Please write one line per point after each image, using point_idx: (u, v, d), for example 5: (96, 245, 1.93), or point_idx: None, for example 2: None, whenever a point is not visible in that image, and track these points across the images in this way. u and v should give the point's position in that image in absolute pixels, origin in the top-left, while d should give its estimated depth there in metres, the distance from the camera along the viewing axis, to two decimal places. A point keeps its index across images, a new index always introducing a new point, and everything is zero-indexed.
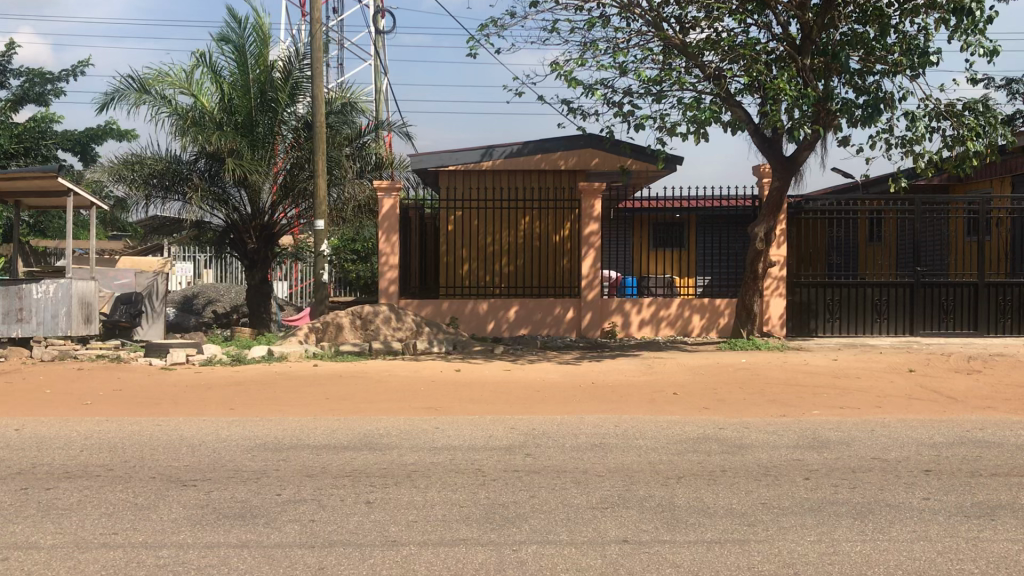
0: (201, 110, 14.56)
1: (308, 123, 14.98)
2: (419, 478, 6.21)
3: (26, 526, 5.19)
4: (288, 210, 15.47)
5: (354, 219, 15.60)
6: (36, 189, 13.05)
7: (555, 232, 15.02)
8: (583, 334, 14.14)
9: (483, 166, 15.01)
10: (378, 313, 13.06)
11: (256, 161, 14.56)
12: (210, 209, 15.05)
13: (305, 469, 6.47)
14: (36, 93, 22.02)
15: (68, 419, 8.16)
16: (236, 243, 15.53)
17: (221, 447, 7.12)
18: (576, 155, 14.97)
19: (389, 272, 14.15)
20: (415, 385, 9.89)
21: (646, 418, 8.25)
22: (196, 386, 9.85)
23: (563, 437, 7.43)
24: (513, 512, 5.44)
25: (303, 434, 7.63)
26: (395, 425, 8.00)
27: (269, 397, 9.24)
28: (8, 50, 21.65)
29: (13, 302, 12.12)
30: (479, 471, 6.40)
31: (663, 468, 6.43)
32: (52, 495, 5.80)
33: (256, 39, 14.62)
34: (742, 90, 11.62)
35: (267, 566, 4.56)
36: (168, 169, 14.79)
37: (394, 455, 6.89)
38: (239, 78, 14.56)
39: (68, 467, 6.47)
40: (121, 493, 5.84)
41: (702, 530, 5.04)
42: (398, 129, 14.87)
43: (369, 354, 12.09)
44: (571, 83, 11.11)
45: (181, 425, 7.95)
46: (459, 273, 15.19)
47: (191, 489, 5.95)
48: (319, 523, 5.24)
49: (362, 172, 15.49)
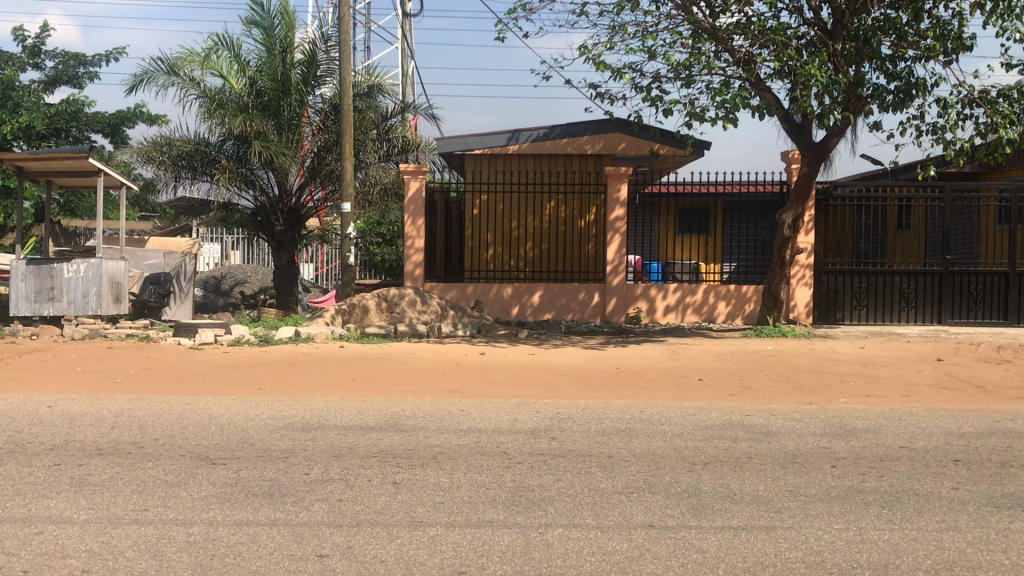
0: (228, 92, 14.58)
1: (335, 106, 15.02)
2: (445, 460, 6.25)
3: (61, 500, 5.29)
4: (315, 192, 15.49)
5: (380, 202, 15.62)
6: (67, 171, 13.24)
7: (581, 216, 14.96)
8: (608, 319, 14.10)
9: (509, 150, 15.00)
10: (404, 297, 13.02)
11: (283, 144, 14.61)
12: (239, 190, 15.11)
13: (333, 449, 6.53)
14: (69, 75, 22.18)
15: (99, 397, 8.26)
16: (264, 225, 15.58)
17: (249, 426, 7.19)
18: (604, 139, 14.91)
19: (414, 255, 14.13)
20: (439, 367, 9.94)
21: (671, 403, 8.25)
22: (224, 366, 9.94)
23: (589, 422, 7.44)
24: (539, 495, 5.47)
25: (331, 414, 7.68)
26: (421, 406, 8.05)
27: (297, 377, 9.32)
28: (43, 31, 21.76)
29: (45, 282, 12.33)
30: (504, 454, 6.44)
31: (689, 454, 6.43)
32: (85, 470, 5.89)
33: (282, 21, 14.62)
34: (771, 75, 11.48)
35: (296, 544, 4.62)
36: (196, 150, 14.89)
37: (419, 436, 6.93)
38: (265, 59, 14.56)
39: (100, 444, 6.57)
40: (153, 470, 5.94)
41: (729, 516, 5.05)
42: (424, 111, 14.81)
43: (395, 336, 12.20)
44: (599, 67, 11.00)
45: (210, 404, 8.04)
46: (485, 257, 15.18)
47: (220, 467, 6.03)
48: (347, 503, 5.30)
49: (387, 156, 15.51)
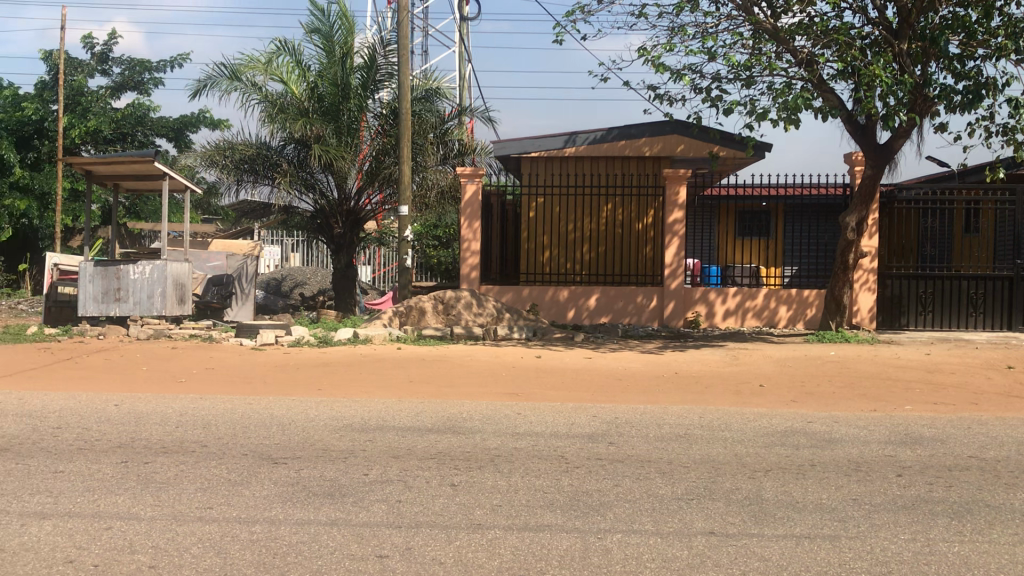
0: (289, 97, 14.79)
1: (394, 111, 15.18)
2: (503, 463, 6.24)
3: (128, 497, 5.41)
4: (373, 196, 15.62)
5: (437, 205, 15.71)
6: (134, 175, 13.57)
7: (639, 219, 14.80)
8: (666, 323, 13.98)
9: (565, 152, 14.98)
10: (460, 299, 13.06)
11: (342, 148, 14.77)
12: (300, 194, 15.32)
13: (392, 450, 6.57)
14: (135, 81, 22.72)
15: (164, 395, 8.44)
16: (323, 228, 15.76)
17: (309, 426, 7.28)
18: (662, 141, 14.80)
19: (470, 257, 14.19)
20: (496, 370, 9.95)
21: (731, 408, 8.15)
22: (284, 366, 10.07)
23: (647, 427, 7.37)
24: (597, 500, 5.44)
25: (389, 415, 7.73)
26: (478, 409, 8.06)
27: (355, 378, 9.40)
28: (110, 39, 22.31)
29: (112, 283, 12.69)
30: (562, 458, 6.41)
31: (750, 460, 6.33)
32: (151, 468, 6.02)
33: (342, 27, 14.78)
34: (834, 76, 11.28)
35: (356, 544, 4.65)
36: (258, 154, 15.12)
37: (477, 439, 6.93)
38: (325, 64, 14.73)
39: (165, 442, 6.70)
40: (216, 468, 6.03)
41: (791, 524, 4.96)
42: (481, 114, 14.85)
43: (451, 338, 12.24)
44: (658, 69, 10.91)
45: (271, 404, 8.15)
46: (541, 260, 15.16)
47: (282, 466, 6.11)
48: (406, 504, 5.33)
49: (444, 159, 15.59)
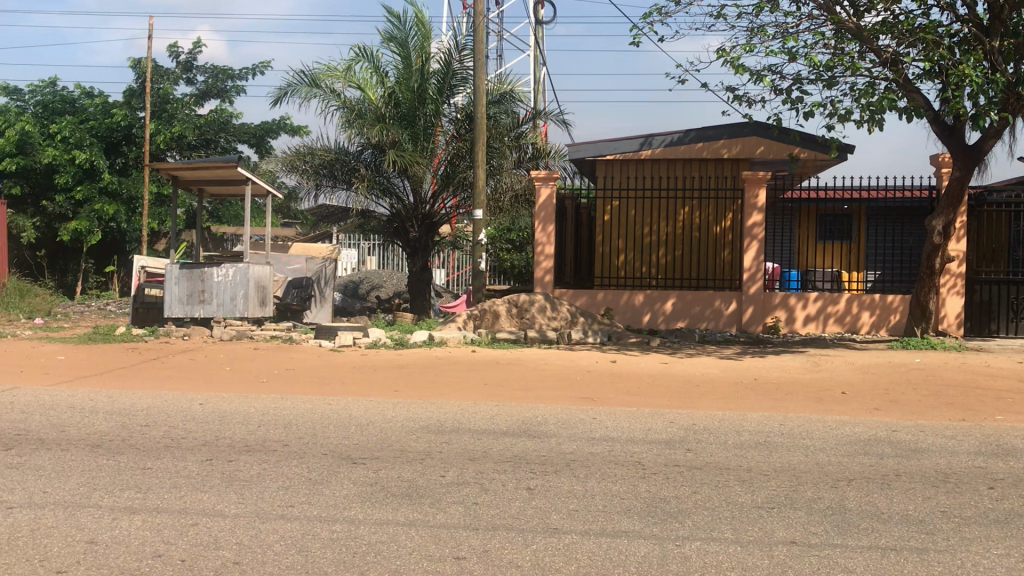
0: (367, 103, 15.02)
1: (469, 115, 15.27)
2: (579, 468, 6.22)
3: (213, 494, 5.54)
4: (448, 200, 15.74)
5: (511, 209, 15.78)
6: (217, 180, 13.93)
7: (716, 223, 14.64)
8: (745, 329, 13.76)
9: (641, 155, 14.87)
10: (535, 303, 13.06)
11: (418, 153, 14.93)
12: (376, 198, 15.53)
13: (468, 452, 6.61)
14: (218, 89, 23.33)
15: (247, 395, 8.64)
16: (399, 232, 15.95)
17: (387, 427, 7.36)
18: (741, 143, 14.59)
19: (545, 261, 14.19)
20: (571, 374, 9.92)
21: (811, 416, 7.98)
22: (362, 368, 10.21)
23: (725, 434, 7.27)
24: (675, 507, 5.37)
25: (465, 418, 7.78)
26: (553, 413, 8.05)
27: (430, 380, 9.49)
28: (195, 48, 22.95)
29: (197, 285, 13.05)
30: (639, 464, 6.35)
31: (832, 469, 6.18)
32: (234, 466, 6.16)
33: (417, 33, 14.91)
34: (921, 75, 10.97)
35: (434, 546, 4.68)
36: (336, 160, 15.38)
37: (553, 443, 6.92)
38: (401, 70, 14.91)
39: (248, 441, 6.85)
40: (297, 467, 6.14)
41: (877, 535, 4.83)
42: (555, 117, 14.85)
43: (525, 342, 12.26)
44: (737, 70, 10.76)
45: (350, 404, 8.28)
46: (616, 263, 15.07)
47: (361, 466, 6.19)
48: (483, 506, 5.34)
49: (519, 163, 15.63)
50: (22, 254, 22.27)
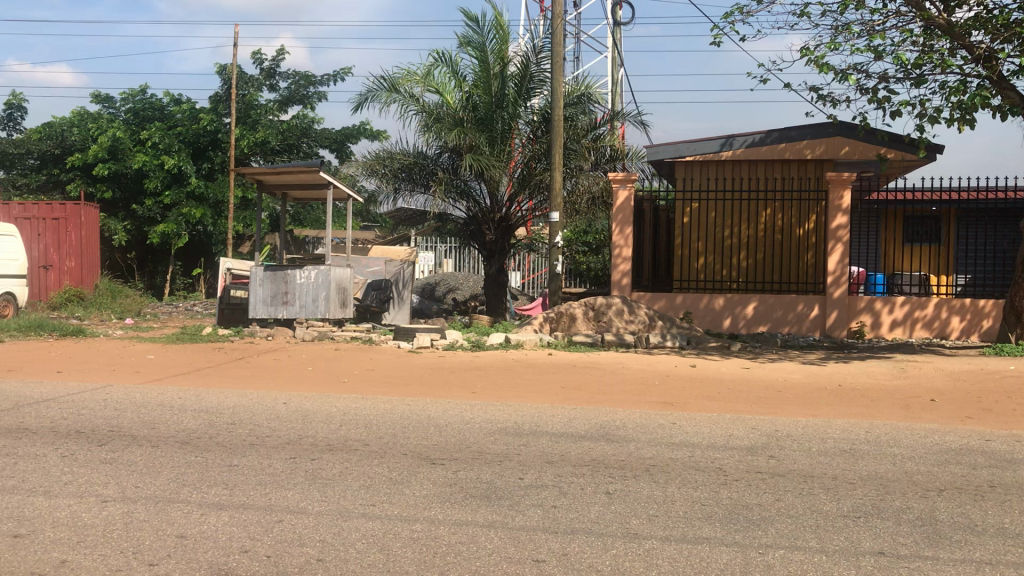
0: (445, 106, 15.16)
1: (546, 117, 15.29)
2: (659, 473, 6.16)
3: (297, 492, 5.65)
4: (524, 202, 15.77)
5: (588, 211, 15.73)
6: (300, 183, 14.21)
7: (799, 225, 14.38)
8: (829, 334, 13.44)
9: (722, 156, 14.66)
10: (612, 306, 12.99)
11: (495, 156, 15.00)
12: (454, 201, 15.66)
13: (546, 455, 6.61)
14: (301, 95, 23.83)
15: (328, 395, 8.80)
16: (476, 234, 16.06)
17: (465, 428, 7.41)
18: (825, 144, 14.29)
19: (622, 263, 14.10)
20: (650, 379, 9.84)
21: (899, 424, 7.75)
22: (440, 369, 10.30)
23: (809, 440, 7.11)
24: (757, 515, 5.27)
25: (543, 421, 7.77)
26: (632, 417, 7.99)
27: (508, 383, 9.52)
28: (278, 55, 23.49)
29: (281, 287, 13.35)
30: (720, 470, 6.26)
31: (922, 479, 5.99)
32: (317, 464, 6.28)
33: (495, 36, 14.93)
34: (1016, 72, 10.58)
35: (513, 548, 4.69)
36: (415, 163, 15.57)
37: (632, 448, 6.87)
38: (479, 73, 14.99)
39: (331, 440, 6.97)
40: (378, 467, 6.22)
41: (970, 548, 4.67)
42: (633, 118, 14.75)
43: (603, 345, 12.21)
44: (821, 69, 10.53)
45: (428, 405, 8.36)
46: (695, 266, 14.89)
47: (440, 467, 6.24)
48: (561, 509, 5.33)
49: (596, 164, 15.58)
50: (114, 257, 23.39)
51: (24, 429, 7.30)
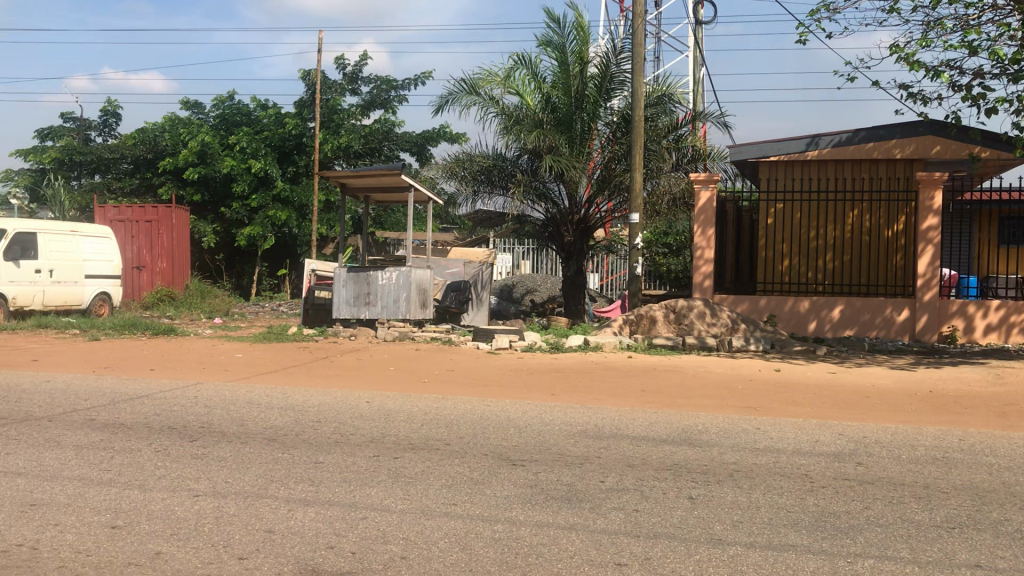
0: (525, 109, 15.20)
1: (626, 118, 15.18)
2: (742, 478, 6.06)
3: (380, 489, 5.73)
4: (603, 204, 15.71)
5: (669, 212, 15.58)
6: (381, 186, 14.43)
7: (888, 226, 14.01)
8: (919, 338, 13.05)
9: (807, 156, 14.35)
10: (693, 309, 12.85)
11: (574, 158, 14.96)
12: (532, 203, 15.68)
13: (627, 458, 6.57)
14: (382, 99, 24.18)
15: (409, 394, 8.91)
16: (555, 236, 16.07)
17: (546, 430, 7.42)
18: (915, 143, 13.86)
19: (703, 265, 13.92)
20: (732, 383, 9.69)
21: (995, 432, 7.47)
22: (520, 371, 10.33)
23: (899, 448, 6.91)
24: (845, 523, 5.14)
25: (623, 424, 7.73)
26: (714, 422, 7.88)
27: (588, 385, 9.49)
28: (361, 60, 23.87)
29: (363, 288, 13.56)
30: (805, 477, 6.13)
31: (1021, 490, 5.76)
32: (400, 463, 6.36)
33: (576, 37, 14.84)
34: None
35: (595, 550, 4.67)
36: (494, 165, 15.65)
37: (714, 452, 6.78)
38: (559, 75, 14.96)
39: (412, 439, 7.06)
40: (459, 467, 6.27)
41: None
42: (715, 119, 14.54)
43: (684, 348, 12.08)
44: (912, 66, 10.22)
45: (508, 406, 8.40)
46: (779, 269, 14.62)
47: (521, 468, 6.25)
48: (643, 513, 5.29)
49: (677, 165, 15.42)
50: (203, 258, 24.14)
51: (121, 424, 7.57)
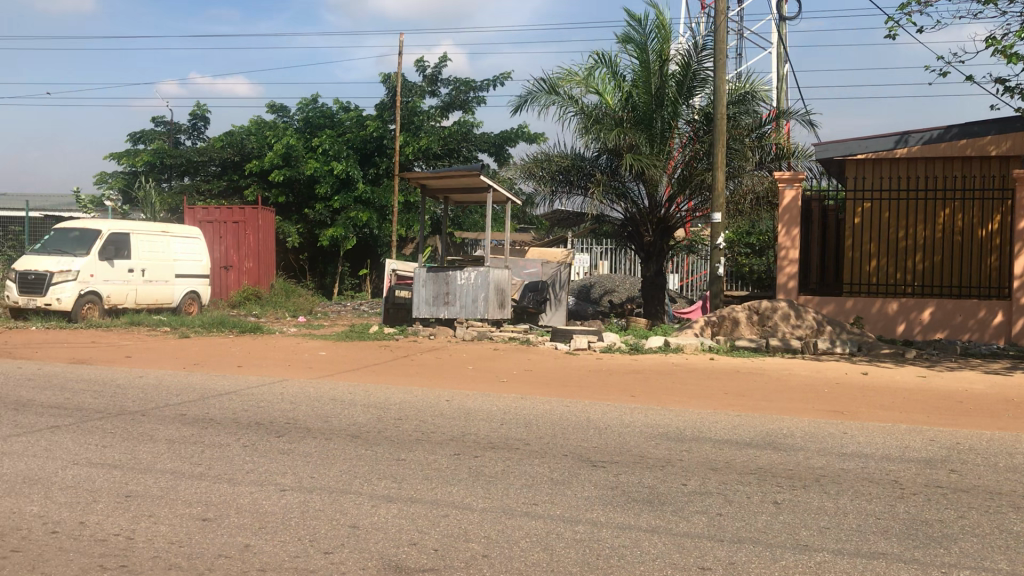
0: (604, 107, 15.13)
1: (708, 116, 14.98)
2: (829, 484, 5.92)
3: (461, 488, 5.77)
4: (683, 203, 15.55)
5: (752, 211, 15.35)
6: (461, 187, 14.53)
7: (982, 226, 13.55)
8: (1015, 342, 12.56)
9: (896, 153, 13.97)
10: (777, 310, 12.61)
11: (654, 156, 14.83)
12: (611, 203, 15.63)
13: (709, 461, 6.47)
14: (461, 100, 24.38)
15: (489, 394, 8.95)
16: (634, 236, 15.98)
17: (626, 432, 7.37)
18: (1012, 139, 13.33)
19: (788, 266, 13.64)
20: (817, 386, 9.48)
21: None
22: (599, 371, 10.30)
23: (995, 455, 6.66)
24: (938, 531, 4.98)
25: (705, 427, 7.63)
26: (799, 425, 7.72)
27: (668, 387, 9.39)
28: (440, 63, 24.11)
29: (442, 288, 13.69)
30: (896, 483, 5.95)
31: None
32: (481, 461, 6.39)
33: (657, 35, 14.77)
34: None
35: (678, 554, 4.62)
36: (573, 165, 15.61)
37: (800, 457, 6.64)
38: (640, 73, 14.87)
39: (492, 438, 7.09)
40: (540, 467, 6.27)
41: None
42: (800, 116, 14.25)
43: (767, 351, 11.89)
44: (1009, 59, 9.84)
45: (588, 407, 8.37)
46: (867, 269, 14.24)
47: (601, 469, 6.22)
48: (727, 518, 5.21)
49: (760, 164, 15.15)
50: (287, 258, 24.73)
51: (210, 419, 7.79)
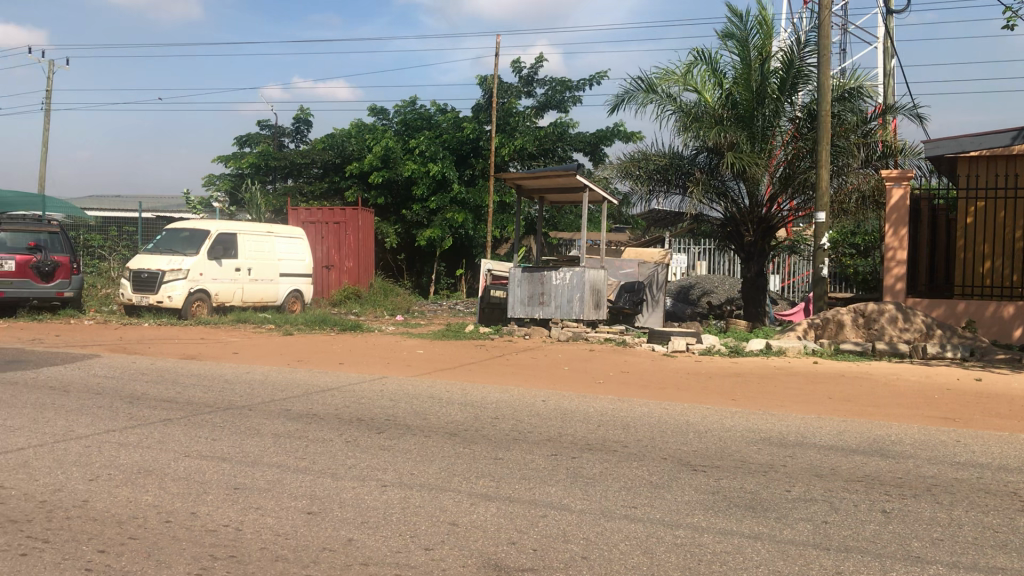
0: (703, 105, 14.91)
1: (812, 114, 14.63)
2: (942, 494, 5.69)
3: (559, 488, 5.77)
4: (785, 202, 15.23)
5: (857, 211, 14.85)
6: (557, 188, 14.54)
7: None
8: None
9: (1012, 150, 13.21)
10: (884, 312, 12.19)
11: (755, 155, 14.54)
12: (711, 202, 15.45)
13: (814, 468, 6.31)
14: (557, 100, 24.37)
15: (585, 395, 8.93)
16: (734, 236, 15.71)
17: (726, 436, 7.24)
18: None
19: (896, 267, 13.20)
20: (927, 391, 9.13)
21: None
22: (697, 374, 10.16)
23: None
24: None
25: (809, 432, 7.44)
26: (908, 432, 7.45)
27: (769, 391, 9.20)
28: (536, 63, 24.15)
29: (537, 288, 13.73)
30: (1015, 495, 5.68)
31: None
32: (579, 462, 6.38)
33: (759, 31, 14.49)
34: None
35: (783, 561, 4.51)
36: (671, 164, 15.46)
37: (909, 465, 6.40)
38: (741, 70, 14.61)
39: (589, 439, 7.07)
40: (638, 469, 6.22)
41: None
42: (907, 111, 13.76)
43: (873, 354, 11.51)
44: None
45: (687, 410, 8.26)
46: (980, 271, 13.65)
47: (702, 473, 6.13)
48: (834, 526, 5.06)
49: (866, 161, 14.68)
50: (386, 258, 25.21)
51: (314, 415, 7.99)
